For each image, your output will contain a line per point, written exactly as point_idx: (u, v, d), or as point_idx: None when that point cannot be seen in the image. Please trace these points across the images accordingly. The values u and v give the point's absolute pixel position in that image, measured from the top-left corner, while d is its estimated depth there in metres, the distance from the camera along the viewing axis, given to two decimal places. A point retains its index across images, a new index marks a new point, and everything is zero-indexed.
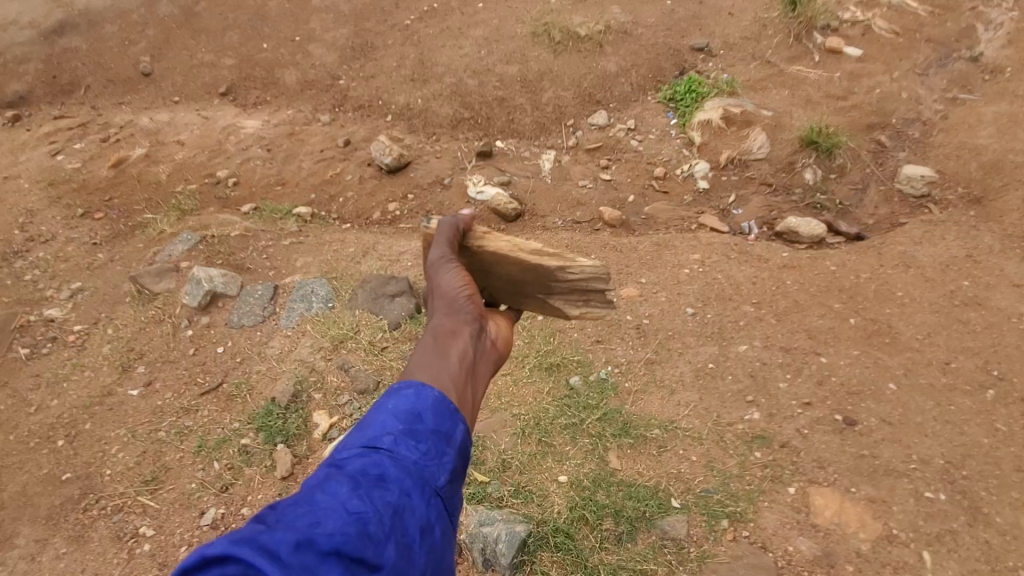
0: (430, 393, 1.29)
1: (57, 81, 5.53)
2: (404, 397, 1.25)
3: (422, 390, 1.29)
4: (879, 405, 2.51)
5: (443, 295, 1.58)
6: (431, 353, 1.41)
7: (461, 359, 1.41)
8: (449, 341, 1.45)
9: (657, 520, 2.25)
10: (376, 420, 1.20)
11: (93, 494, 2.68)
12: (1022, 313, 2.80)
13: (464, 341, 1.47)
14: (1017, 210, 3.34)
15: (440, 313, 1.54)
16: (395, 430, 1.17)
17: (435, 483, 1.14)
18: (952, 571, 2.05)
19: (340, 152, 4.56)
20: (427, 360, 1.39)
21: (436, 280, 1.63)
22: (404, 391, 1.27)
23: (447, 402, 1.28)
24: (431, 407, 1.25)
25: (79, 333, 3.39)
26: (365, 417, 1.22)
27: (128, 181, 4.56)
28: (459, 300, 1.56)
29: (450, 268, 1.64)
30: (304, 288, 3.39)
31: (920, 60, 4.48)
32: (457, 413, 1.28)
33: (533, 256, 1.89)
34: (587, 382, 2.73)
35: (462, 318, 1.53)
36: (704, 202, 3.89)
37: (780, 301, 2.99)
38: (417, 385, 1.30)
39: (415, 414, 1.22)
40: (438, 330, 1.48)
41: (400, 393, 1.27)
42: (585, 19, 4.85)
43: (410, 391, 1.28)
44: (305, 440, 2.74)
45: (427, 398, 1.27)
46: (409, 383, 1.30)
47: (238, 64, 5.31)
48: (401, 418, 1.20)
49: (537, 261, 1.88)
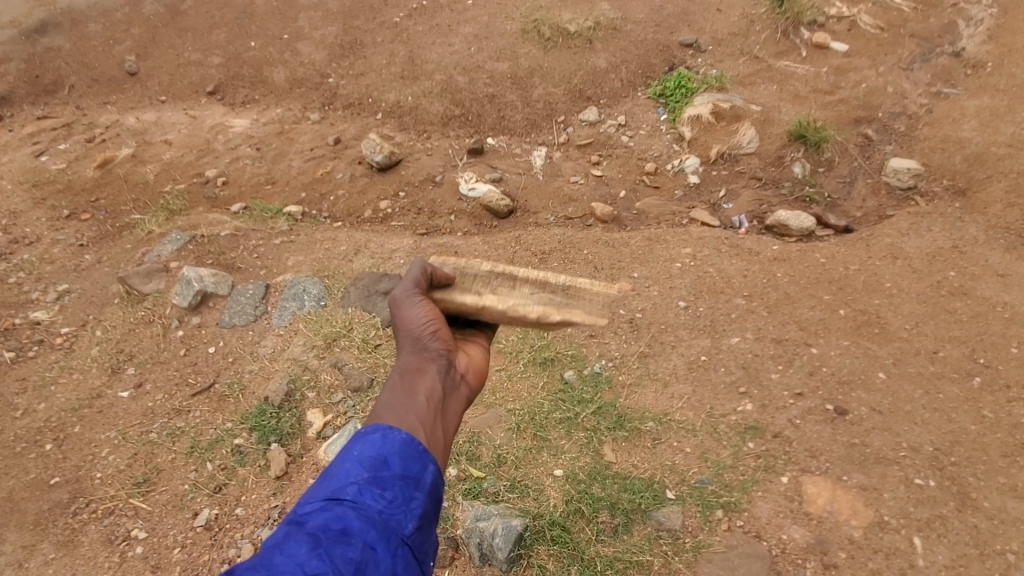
0: (396, 436, 1.31)
1: (39, 81, 5.45)
2: (370, 443, 1.28)
3: (389, 433, 1.31)
4: (869, 395, 2.54)
5: (409, 331, 1.60)
6: (399, 394, 1.44)
7: (428, 400, 1.44)
8: (416, 381, 1.48)
9: (652, 511, 2.27)
10: (341, 469, 1.21)
11: (83, 498, 2.65)
12: (1007, 302, 2.84)
13: (433, 379, 1.50)
14: (1001, 201, 3.39)
15: (408, 350, 1.57)
16: (359, 479, 1.19)
17: (402, 531, 1.16)
18: (942, 555, 2.08)
19: (330, 150, 4.54)
20: (394, 401, 1.42)
21: (402, 315, 1.63)
22: (370, 436, 1.30)
23: (415, 443, 1.31)
24: (397, 451, 1.27)
25: (66, 335, 3.36)
26: (330, 467, 1.24)
27: (115, 181, 4.51)
28: (425, 337, 1.57)
29: (415, 303, 1.65)
30: (295, 286, 3.38)
31: (904, 56, 4.53)
32: (425, 455, 1.30)
33: (536, 310, 1.92)
34: (582, 376, 2.73)
35: (429, 354, 1.56)
36: (694, 197, 3.92)
37: (771, 293, 3.02)
38: (384, 428, 1.32)
39: (381, 460, 1.24)
40: (406, 369, 1.53)
41: (366, 439, 1.29)
42: (575, 16, 4.86)
43: (376, 436, 1.30)
44: (299, 439, 2.73)
45: (394, 442, 1.29)
46: (376, 427, 1.33)
47: (225, 62, 5.26)
48: (366, 465, 1.22)
49: (542, 313, 1.93)
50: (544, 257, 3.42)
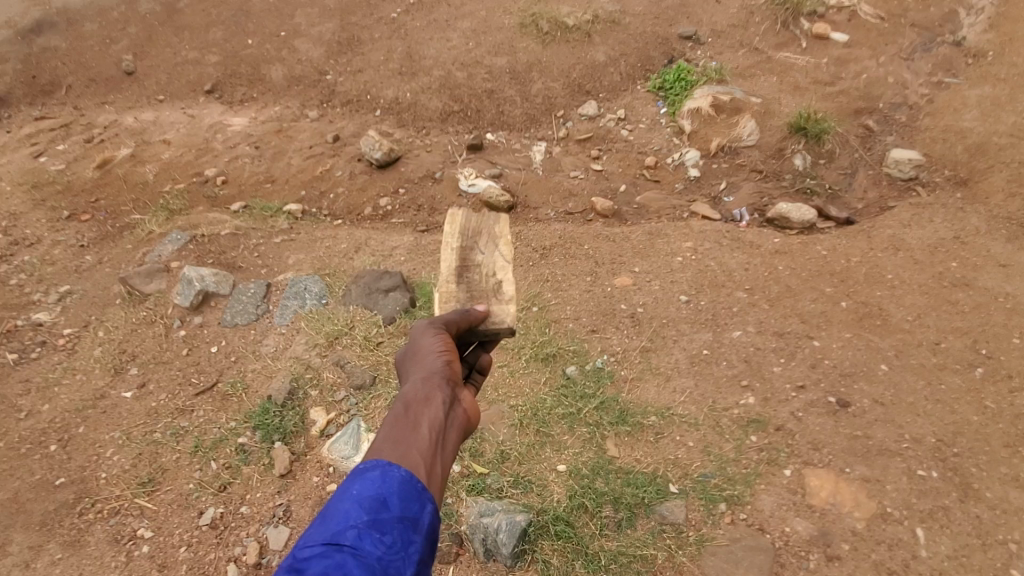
0: (397, 473, 1.23)
1: (36, 81, 5.43)
2: (370, 481, 1.18)
3: (389, 470, 1.23)
4: (872, 386, 2.54)
5: (419, 361, 1.55)
6: (401, 424, 1.37)
7: (431, 431, 1.36)
8: (420, 410, 1.41)
9: (656, 505, 2.28)
10: (339, 510, 1.12)
11: (88, 498, 2.66)
12: (1009, 293, 2.83)
13: (435, 411, 1.41)
14: (1003, 191, 3.37)
15: (413, 379, 1.49)
16: (359, 522, 1.10)
17: None
18: (945, 546, 2.08)
19: (329, 148, 4.53)
20: (395, 434, 1.34)
21: (415, 346, 1.59)
22: (369, 473, 1.21)
23: (415, 481, 1.23)
24: (397, 491, 1.19)
25: (69, 336, 3.36)
26: (327, 507, 1.14)
27: (115, 182, 4.51)
28: (434, 366, 1.51)
29: (426, 334, 1.60)
30: (296, 285, 3.37)
31: (905, 45, 4.51)
32: (425, 493, 1.22)
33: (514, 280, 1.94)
34: (583, 371, 2.74)
35: (435, 385, 1.48)
36: (695, 190, 3.91)
37: (773, 286, 3.01)
38: (384, 464, 1.24)
39: (381, 500, 1.15)
40: (410, 398, 1.44)
41: (365, 476, 1.20)
42: (573, 9, 4.84)
43: (376, 473, 1.21)
44: (303, 437, 2.73)
45: (394, 480, 1.21)
46: (376, 463, 1.24)
47: (222, 61, 5.24)
48: (366, 506, 1.13)
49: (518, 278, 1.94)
50: (545, 252, 3.41)
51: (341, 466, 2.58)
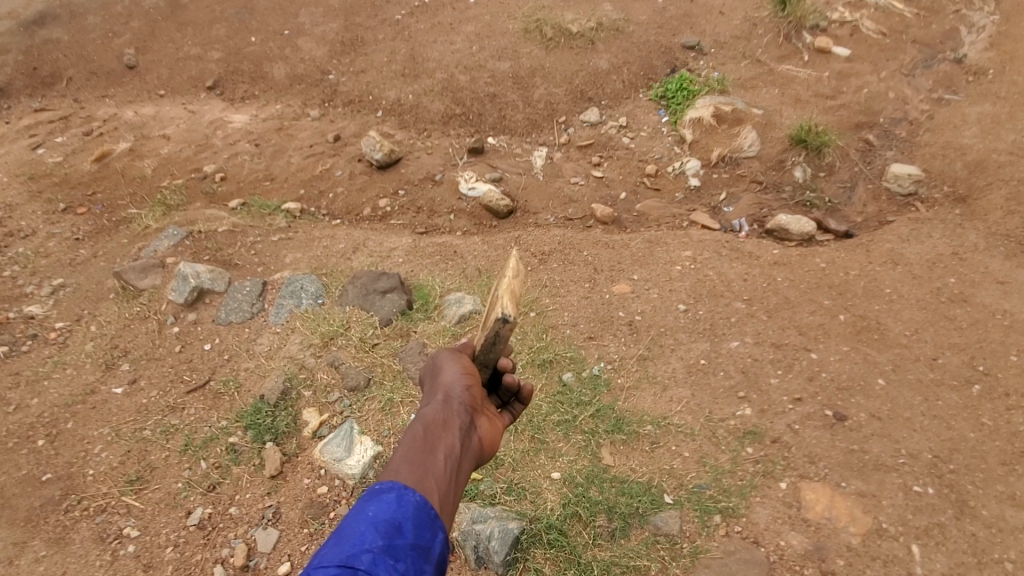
0: (412, 498, 1.23)
1: (37, 73, 5.41)
2: (385, 504, 1.19)
3: (404, 494, 1.24)
4: (869, 401, 2.53)
5: (440, 386, 1.58)
6: (418, 447, 1.38)
7: (447, 456, 1.37)
8: (438, 434, 1.42)
9: (650, 516, 2.26)
10: (355, 531, 1.12)
11: (75, 495, 2.62)
12: (1007, 310, 2.84)
13: (452, 436, 1.43)
14: (1001, 209, 3.39)
15: (434, 403, 1.53)
16: (374, 546, 1.10)
17: None
18: (941, 564, 2.07)
19: (330, 148, 4.51)
20: (412, 455, 1.35)
21: (438, 372, 1.64)
22: (385, 496, 1.22)
23: (429, 508, 1.23)
24: (411, 517, 1.19)
25: (61, 330, 3.32)
26: (342, 527, 1.15)
27: (113, 175, 4.48)
28: (454, 392, 1.55)
29: (453, 362, 1.65)
30: (293, 284, 3.35)
31: (906, 61, 4.53)
32: (437, 521, 1.23)
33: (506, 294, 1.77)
34: (580, 378, 2.73)
35: (455, 410, 1.51)
36: (695, 200, 3.91)
37: (771, 297, 3.01)
38: (400, 488, 1.24)
39: (396, 525, 1.16)
40: (429, 421, 1.46)
41: (381, 498, 1.21)
42: (577, 16, 4.86)
43: (391, 496, 1.22)
44: (295, 438, 2.70)
45: (408, 505, 1.21)
46: (392, 485, 1.25)
47: (225, 57, 5.22)
48: (381, 530, 1.14)
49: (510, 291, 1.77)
50: (544, 258, 3.40)
51: (333, 468, 2.54)
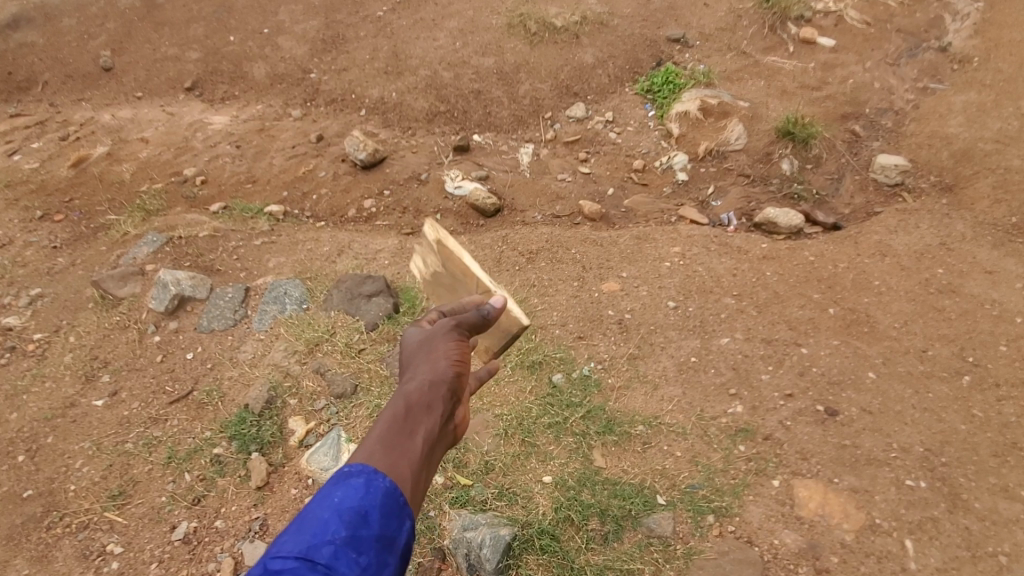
0: (381, 483, 1.18)
1: (11, 76, 5.27)
2: (352, 490, 1.14)
3: (374, 479, 1.18)
4: (860, 395, 2.52)
5: (430, 361, 1.49)
6: (397, 428, 1.32)
7: (424, 441, 1.32)
8: (419, 417, 1.36)
9: (643, 518, 2.23)
10: (319, 520, 1.09)
11: (56, 511, 2.55)
12: (995, 299, 2.84)
13: (433, 420, 1.38)
14: (987, 197, 3.39)
15: (420, 378, 1.45)
16: (336, 538, 1.07)
17: None
18: (934, 558, 2.06)
19: (313, 148, 4.44)
20: (389, 437, 1.29)
21: (430, 342, 1.54)
22: (353, 480, 1.16)
23: (398, 496, 1.18)
24: (378, 505, 1.14)
25: (39, 341, 3.24)
26: (306, 512, 1.11)
27: (91, 181, 4.37)
28: (444, 371, 1.46)
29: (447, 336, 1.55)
30: (277, 289, 3.29)
31: (891, 51, 4.52)
32: (405, 509, 1.18)
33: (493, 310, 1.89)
34: (570, 379, 2.69)
35: (440, 391, 1.43)
36: (683, 194, 3.88)
37: (760, 292, 2.99)
38: (369, 472, 1.19)
39: (362, 514, 1.11)
40: (412, 399, 1.39)
41: (348, 483, 1.16)
42: (561, 10, 4.80)
43: (360, 480, 1.17)
44: (281, 447, 2.65)
45: (377, 491, 1.16)
46: (362, 469, 1.20)
47: (203, 57, 5.11)
48: (345, 520, 1.09)
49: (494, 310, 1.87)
50: (532, 257, 3.36)
51: (320, 477, 2.49)
